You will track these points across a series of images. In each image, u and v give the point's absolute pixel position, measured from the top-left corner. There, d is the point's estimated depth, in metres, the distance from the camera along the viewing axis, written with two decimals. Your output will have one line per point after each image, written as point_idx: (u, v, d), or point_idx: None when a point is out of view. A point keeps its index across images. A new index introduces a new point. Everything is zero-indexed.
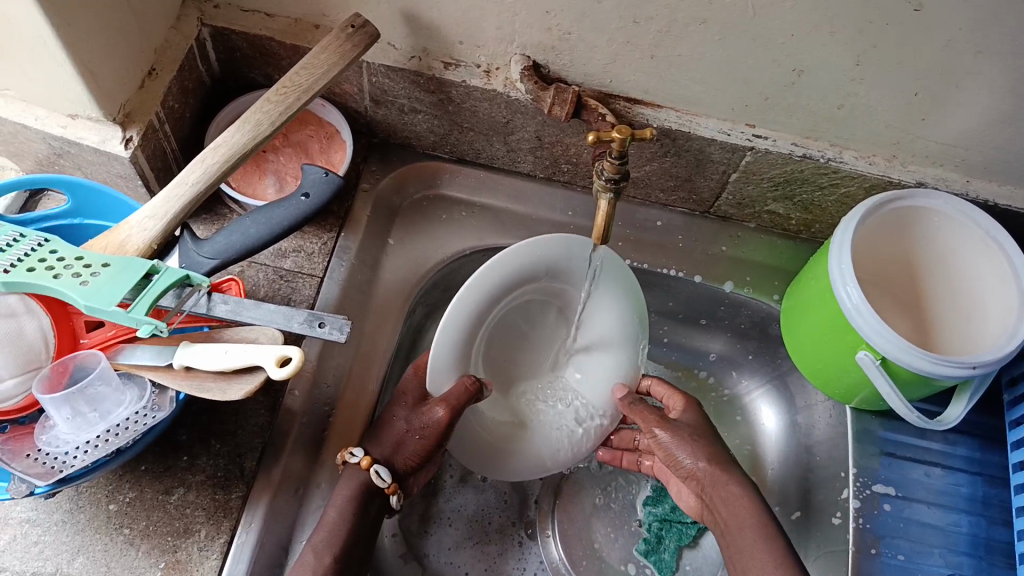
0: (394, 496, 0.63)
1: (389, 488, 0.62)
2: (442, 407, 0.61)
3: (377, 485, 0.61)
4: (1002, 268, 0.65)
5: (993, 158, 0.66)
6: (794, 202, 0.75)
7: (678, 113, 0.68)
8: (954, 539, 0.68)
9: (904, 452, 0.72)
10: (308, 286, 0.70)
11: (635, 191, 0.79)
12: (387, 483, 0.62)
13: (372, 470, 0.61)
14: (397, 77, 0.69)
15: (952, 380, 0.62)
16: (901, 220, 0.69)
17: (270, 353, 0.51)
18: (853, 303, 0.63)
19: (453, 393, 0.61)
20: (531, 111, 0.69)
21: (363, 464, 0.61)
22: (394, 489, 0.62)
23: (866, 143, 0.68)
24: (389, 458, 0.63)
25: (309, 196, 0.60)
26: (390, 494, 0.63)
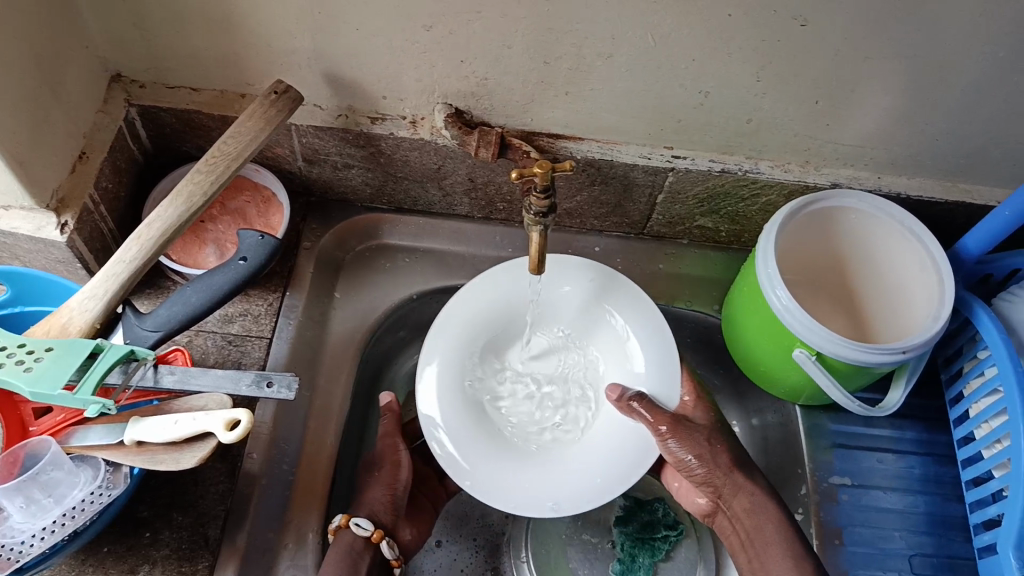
0: (384, 542, 0.64)
1: (373, 535, 0.64)
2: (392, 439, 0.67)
3: (361, 535, 0.63)
4: (919, 256, 0.69)
5: (898, 154, 0.70)
6: (721, 214, 0.78)
7: (599, 143, 0.71)
8: (912, 520, 0.71)
9: (856, 443, 0.75)
10: (258, 348, 0.71)
11: (570, 221, 0.81)
12: (370, 530, 0.64)
13: (351, 524, 0.64)
14: (326, 136, 0.71)
15: (887, 366, 0.65)
16: (822, 222, 0.72)
17: (218, 418, 0.52)
18: (783, 304, 0.66)
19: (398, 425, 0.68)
20: (459, 155, 0.71)
21: (341, 524, 0.64)
22: (380, 534, 0.64)
23: (779, 153, 0.71)
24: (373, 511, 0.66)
25: (247, 259, 0.61)
26: (380, 543, 0.64)
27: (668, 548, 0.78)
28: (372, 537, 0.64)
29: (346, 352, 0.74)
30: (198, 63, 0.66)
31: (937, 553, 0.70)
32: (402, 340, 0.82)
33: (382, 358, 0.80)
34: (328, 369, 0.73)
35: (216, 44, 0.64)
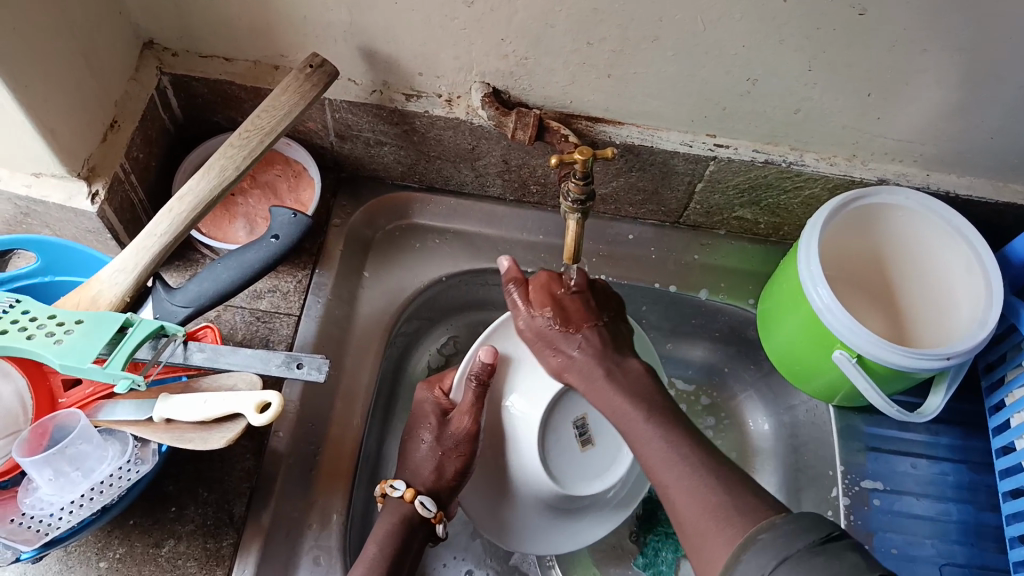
0: (440, 525, 0.64)
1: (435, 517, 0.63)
2: (468, 416, 0.65)
3: (424, 515, 0.62)
4: (968, 258, 0.67)
5: (950, 151, 0.68)
6: (761, 206, 0.76)
7: (639, 128, 0.69)
8: (944, 528, 0.70)
9: (890, 446, 0.73)
10: (285, 325, 0.70)
11: (604, 207, 0.79)
12: (433, 513, 0.63)
13: (416, 501, 0.63)
14: (360, 111, 0.69)
15: (929, 372, 0.63)
16: (867, 218, 0.70)
17: (249, 400, 0.51)
18: (825, 304, 0.64)
19: (471, 399, 0.64)
20: (494, 136, 0.69)
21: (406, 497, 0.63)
22: (440, 518, 0.64)
23: (825, 145, 0.69)
24: (434, 486, 0.64)
25: (279, 237, 0.59)
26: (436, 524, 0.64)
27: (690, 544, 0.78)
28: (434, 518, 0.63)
29: (373, 332, 0.73)
30: (232, 33, 0.65)
31: (968, 563, 0.69)
32: (429, 322, 0.81)
33: (409, 338, 0.79)
34: (355, 349, 0.72)
35: (253, 14, 0.62)
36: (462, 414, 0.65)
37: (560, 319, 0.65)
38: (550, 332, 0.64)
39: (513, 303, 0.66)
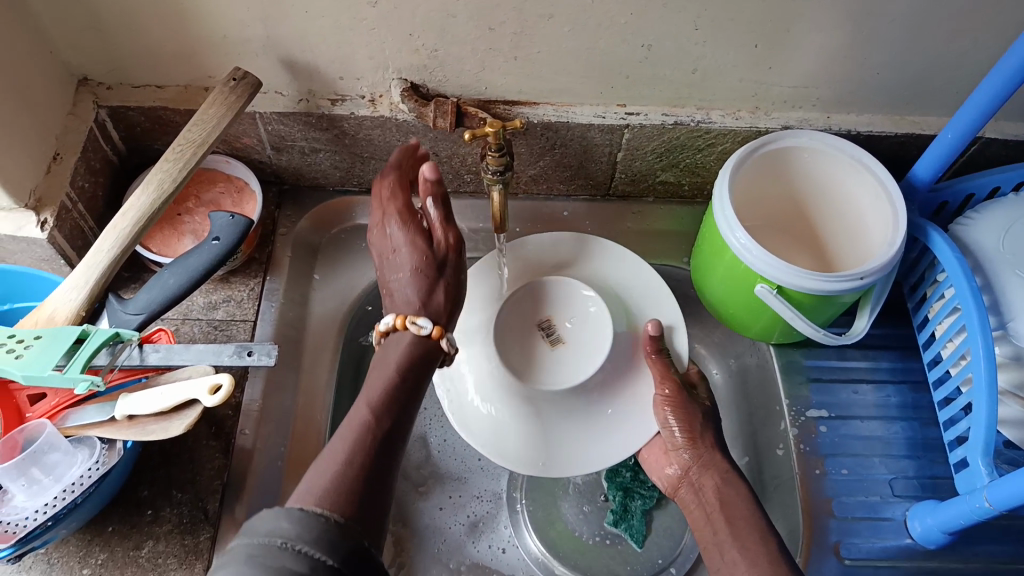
0: (444, 341, 0.58)
1: (436, 333, 0.58)
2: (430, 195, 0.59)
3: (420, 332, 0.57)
4: (874, 186, 0.70)
5: (843, 91, 0.73)
6: (681, 167, 0.80)
7: (553, 106, 0.73)
8: (893, 446, 0.74)
9: (831, 376, 0.77)
10: (243, 331, 0.73)
11: (537, 188, 0.84)
12: (433, 331, 0.57)
13: (411, 323, 0.57)
14: (291, 122, 0.73)
15: (850, 293, 0.67)
16: (776, 162, 0.74)
17: (203, 384, 0.55)
18: (741, 244, 0.67)
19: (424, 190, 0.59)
20: (421, 129, 0.73)
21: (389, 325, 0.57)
22: (440, 333, 0.58)
23: (728, 101, 0.74)
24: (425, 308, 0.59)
25: (219, 239, 0.63)
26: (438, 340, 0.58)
27: (658, 497, 0.80)
28: (435, 335, 0.58)
29: (328, 329, 0.77)
30: (160, 60, 0.69)
31: (918, 474, 0.72)
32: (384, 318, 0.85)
33: None
34: (312, 347, 0.75)
35: (177, 39, 0.66)
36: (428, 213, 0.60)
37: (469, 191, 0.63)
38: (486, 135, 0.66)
39: (422, 109, 0.71)
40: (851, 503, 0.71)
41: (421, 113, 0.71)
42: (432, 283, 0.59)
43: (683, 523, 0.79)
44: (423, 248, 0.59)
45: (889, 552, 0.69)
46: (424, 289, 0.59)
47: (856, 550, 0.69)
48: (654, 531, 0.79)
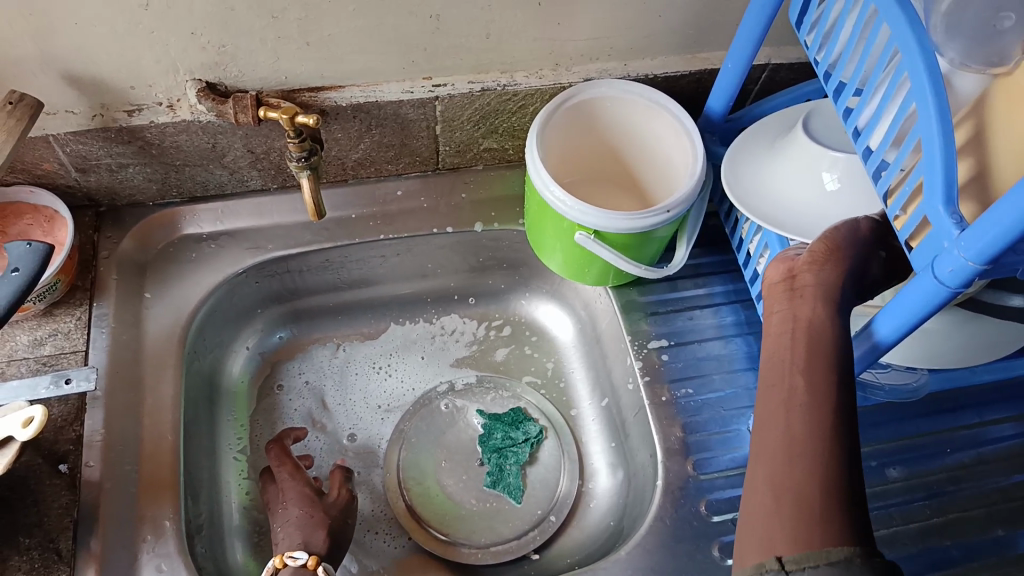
0: (321, 567, 0.64)
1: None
2: (340, 490, 0.74)
3: (296, 563, 0.64)
4: (673, 124, 0.75)
5: (634, 38, 0.76)
6: (501, 132, 0.82)
7: (360, 88, 0.73)
8: (731, 361, 0.79)
9: (667, 307, 0.82)
10: (74, 362, 0.70)
11: (366, 171, 0.84)
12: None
13: (286, 559, 0.64)
14: (88, 139, 0.71)
15: (661, 227, 0.70)
16: (583, 114, 0.77)
17: (14, 420, 0.53)
18: (556, 197, 0.70)
19: (336, 481, 0.75)
20: (227, 128, 0.72)
21: (276, 565, 0.64)
22: (315, 561, 0.64)
23: (529, 62, 0.76)
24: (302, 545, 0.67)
25: (19, 269, 0.60)
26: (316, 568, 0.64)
27: (530, 451, 0.84)
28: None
29: (168, 346, 0.75)
30: None
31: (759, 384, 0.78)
32: (232, 325, 0.84)
33: (213, 344, 0.82)
34: (153, 368, 0.73)
35: None
36: (337, 489, 0.74)
37: (306, 509, 0.70)
38: (311, 512, 0.70)
39: (218, 108, 0.69)
40: (699, 421, 0.75)
41: (218, 110, 0.69)
42: (336, 522, 0.71)
43: (557, 469, 0.83)
44: (336, 533, 0.70)
45: (740, 461, 0.73)
46: (326, 548, 0.67)
47: (709, 464, 0.73)
48: (530, 485, 0.82)
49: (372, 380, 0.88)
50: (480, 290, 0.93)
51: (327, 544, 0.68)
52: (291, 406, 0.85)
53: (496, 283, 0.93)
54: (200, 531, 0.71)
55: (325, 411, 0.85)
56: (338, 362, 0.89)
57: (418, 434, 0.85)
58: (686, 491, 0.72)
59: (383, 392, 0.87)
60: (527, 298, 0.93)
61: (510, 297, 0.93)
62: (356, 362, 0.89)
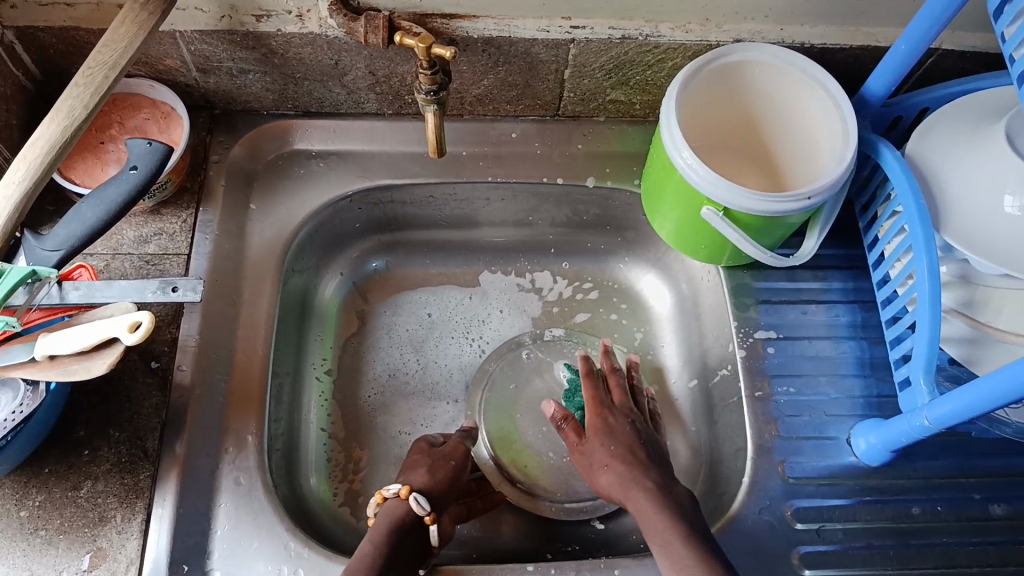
0: (412, 497, 0.64)
1: (429, 518, 0.64)
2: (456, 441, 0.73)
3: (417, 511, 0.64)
4: (826, 102, 0.68)
5: (797, 0, 0.69)
6: (631, 85, 0.77)
7: (495, 20, 0.68)
8: (839, 365, 0.74)
9: (780, 297, 0.77)
10: (176, 264, 0.70)
11: (483, 109, 0.80)
12: (428, 509, 0.64)
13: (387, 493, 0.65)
14: (213, 40, 0.69)
15: (796, 214, 0.65)
16: (727, 78, 0.71)
17: (123, 322, 0.53)
18: (688, 164, 0.65)
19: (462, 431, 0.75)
20: (353, 46, 0.69)
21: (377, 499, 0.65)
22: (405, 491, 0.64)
23: (678, 14, 0.70)
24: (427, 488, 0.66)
25: (138, 167, 0.59)
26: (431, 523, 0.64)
27: None
28: (428, 518, 0.64)
29: (267, 261, 0.74)
30: None
31: (865, 393, 0.73)
32: (328, 246, 0.83)
33: (309, 264, 0.81)
34: (251, 281, 0.73)
35: None
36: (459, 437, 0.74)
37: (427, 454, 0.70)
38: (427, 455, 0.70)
39: (349, 23, 0.66)
40: (798, 422, 0.71)
41: (349, 27, 0.66)
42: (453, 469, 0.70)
43: None
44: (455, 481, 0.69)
45: (832, 470, 0.70)
46: (434, 487, 0.67)
47: (801, 468, 0.70)
48: None
49: (463, 350, 0.85)
50: (578, 246, 0.89)
51: (445, 480, 0.68)
52: (383, 339, 0.84)
53: (595, 242, 0.89)
54: (278, 446, 0.72)
55: (410, 347, 0.84)
56: (436, 320, 0.86)
57: (502, 381, 0.83)
58: (771, 492, 0.68)
59: (472, 363, 0.84)
60: (626, 263, 0.89)
61: (609, 258, 0.89)
62: (452, 326, 0.86)
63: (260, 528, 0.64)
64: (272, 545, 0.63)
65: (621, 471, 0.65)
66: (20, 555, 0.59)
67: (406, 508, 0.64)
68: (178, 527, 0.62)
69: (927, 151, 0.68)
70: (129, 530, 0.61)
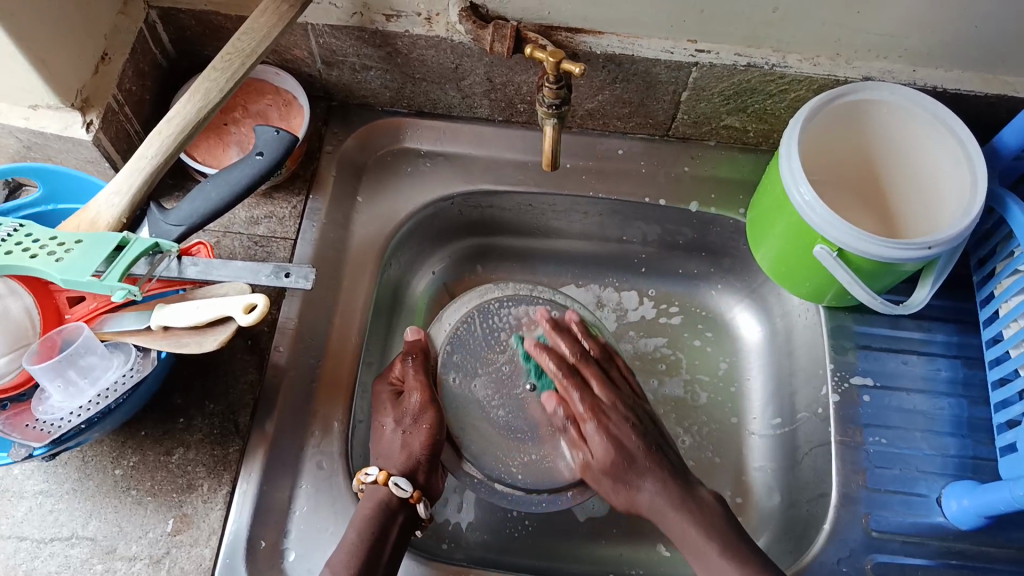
0: (392, 482, 0.63)
1: (412, 497, 0.64)
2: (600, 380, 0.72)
3: (400, 495, 0.63)
4: (955, 150, 0.66)
5: (935, 43, 0.66)
6: (748, 112, 0.76)
7: (619, 37, 0.68)
8: (936, 421, 0.71)
9: (880, 344, 0.74)
10: (283, 248, 0.72)
11: (593, 123, 0.80)
12: (410, 492, 0.63)
13: (390, 482, 0.63)
14: (342, 35, 0.70)
15: (914, 263, 0.63)
16: (851, 115, 0.69)
17: (237, 302, 0.55)
18: (805, 200, 0.64)
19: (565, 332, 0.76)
20: (476, 53, 0.70)
21: (381, 480, 0.63)
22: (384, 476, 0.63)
23: (808, 45, 0.68)
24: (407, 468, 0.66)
25: (263, 154, 0.61)
26: (417, 503, 0.64)
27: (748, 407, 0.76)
28: (410, 498, 0.64)
29: (367, 254, 0.76)
30: None
31: (959, 453, 0.70)
32: (424, 244, 0.84)
33: (405, 259, 0.82)
34: (351, 271, 0.75)
35: None
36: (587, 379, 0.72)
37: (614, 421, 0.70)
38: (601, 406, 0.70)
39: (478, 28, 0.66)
40: (886, 475, 0.69)
41: (476, 36, 0.67)
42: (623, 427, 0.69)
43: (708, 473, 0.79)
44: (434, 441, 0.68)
45: (919, 529, 0.67)
46: (414, 464, 0.66)
47: (885, 523, 0.67)
48: None
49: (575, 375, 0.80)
50: (670, 269, 0.88)
51: (421, 448, 0.67)
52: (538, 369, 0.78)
53: (689, 266, 0.88)
54: (360, 435, 0.73)
55: None
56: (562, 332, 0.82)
57: None
58: (852, 545, 0.66)
59: None
60: (718, 291, 0.88)
61: (701, 285, 0.88)
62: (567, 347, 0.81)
63: (337, 515, 0.65)
64: None
65: (644, 481, 0.67)
66: (111, 512, 0.62)
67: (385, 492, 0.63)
68: (260, 503, 0.64)
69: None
70: (214, 501, 0.63)
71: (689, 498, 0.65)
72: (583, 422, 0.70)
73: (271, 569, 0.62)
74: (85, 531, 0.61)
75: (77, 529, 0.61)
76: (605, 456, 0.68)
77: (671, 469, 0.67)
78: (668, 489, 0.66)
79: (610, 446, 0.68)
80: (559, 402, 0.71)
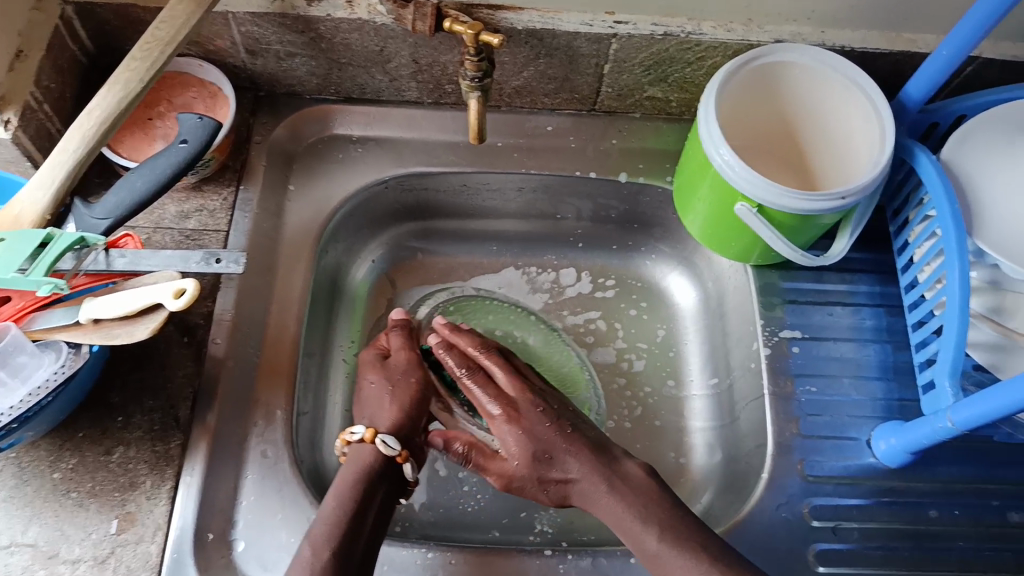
0: (407, 465, 0.64)
1: (399, 455, 0.64)
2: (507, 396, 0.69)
3: (386, 452, 0.64)
4: (863, 105, 0.69)
5: (840, 5, 0.69)
6: (669, 82, 0.78)
7: (539, 12, 0.70)
8: (863, 367, 0.74)
9: (807, 298, 0.77)
10: (216, 240, 0.72)
11: (520, 101, 0.81)
12: (397, 450, 0.64)
13: (378, 440, 0.64)
14: (264, 23, 0.70)
15: (830, 213, 0.66)
16: (766, 78, 0.71)
17: (167, 289, 0.54)
18: (724, 159, 0.66)
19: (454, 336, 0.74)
20: (399, 34, 0.71)
21: (366, 438, 0.64)
22: (372, 434, 0.64)
23: (721, 12, 0.71)
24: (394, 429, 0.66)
25: (188, 141, 0.61)
26: (402, 463, 0.64)
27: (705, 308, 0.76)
28: (398, 457, 0.64)
29: (302, 241, 0.75)
30: None
31: (887, 397, 0.73)
32: (361, 231, 0.84)
33: (342, 246, 0.82)
34: (287, 260, 0.74)
35: None
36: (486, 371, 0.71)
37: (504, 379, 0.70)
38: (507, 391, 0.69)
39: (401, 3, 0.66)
40: (819, 422, 0.72)
41: (399, 16, 0.67)
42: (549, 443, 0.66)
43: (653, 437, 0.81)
44: (421, 397, 0.70)
45: (852, 471, 0.70)
46: (402, 424, 0.67)
47: (820, 467, 0.70)
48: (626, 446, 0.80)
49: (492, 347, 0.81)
50: (605, 242, 0.90)
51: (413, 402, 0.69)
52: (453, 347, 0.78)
53: (623, 238, 0.90)
54: (306, 422, 0.73)
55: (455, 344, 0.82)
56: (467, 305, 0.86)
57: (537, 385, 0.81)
58: (791, 490, 0.69)
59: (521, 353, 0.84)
60: (653, 261, 0.90)
61: (636, 255, 0.90)
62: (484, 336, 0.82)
63: (285, 501, 0.65)
64: (295, 518, 0.64)
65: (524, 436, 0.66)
66: (52, 516, 0.60)
67: (372, 451, 0.64)
68: (205, 495, 0.63)
69: (963, 158, 0.69)
70: (158, 496, 0.62)
71: (617, 479, 0.64)
72: (490, 410, 0.68)
73: (221, 560, 0.62)
74: (24, 537, 0.59)
75: (16, 536, 0.59)
76: (523, 451, 0.66)
77: (583, 445, 0.66)
78: (596, 471, 0.64)
79: (522, 437, 0.66)
80: (449, 333, 0.74)
